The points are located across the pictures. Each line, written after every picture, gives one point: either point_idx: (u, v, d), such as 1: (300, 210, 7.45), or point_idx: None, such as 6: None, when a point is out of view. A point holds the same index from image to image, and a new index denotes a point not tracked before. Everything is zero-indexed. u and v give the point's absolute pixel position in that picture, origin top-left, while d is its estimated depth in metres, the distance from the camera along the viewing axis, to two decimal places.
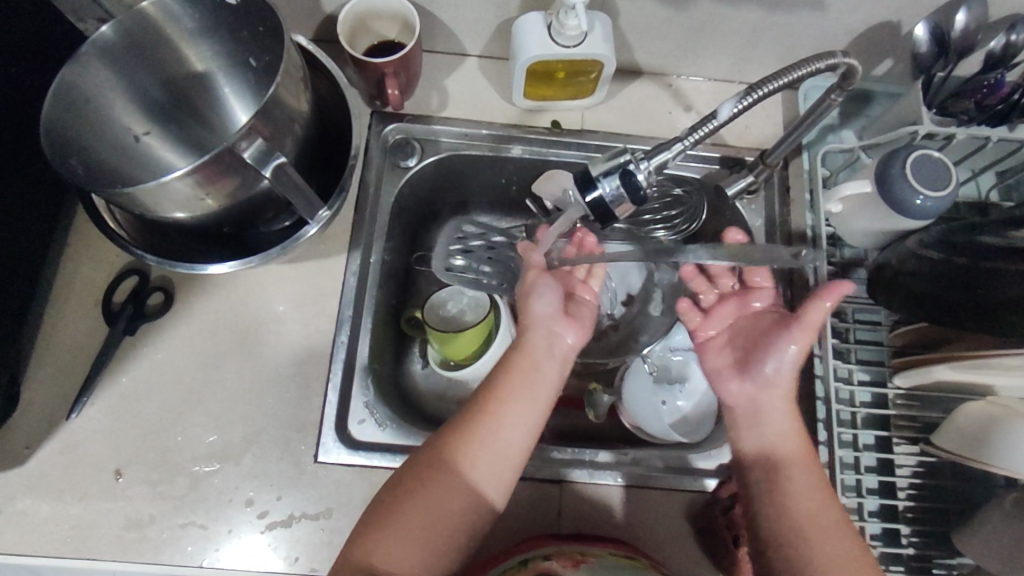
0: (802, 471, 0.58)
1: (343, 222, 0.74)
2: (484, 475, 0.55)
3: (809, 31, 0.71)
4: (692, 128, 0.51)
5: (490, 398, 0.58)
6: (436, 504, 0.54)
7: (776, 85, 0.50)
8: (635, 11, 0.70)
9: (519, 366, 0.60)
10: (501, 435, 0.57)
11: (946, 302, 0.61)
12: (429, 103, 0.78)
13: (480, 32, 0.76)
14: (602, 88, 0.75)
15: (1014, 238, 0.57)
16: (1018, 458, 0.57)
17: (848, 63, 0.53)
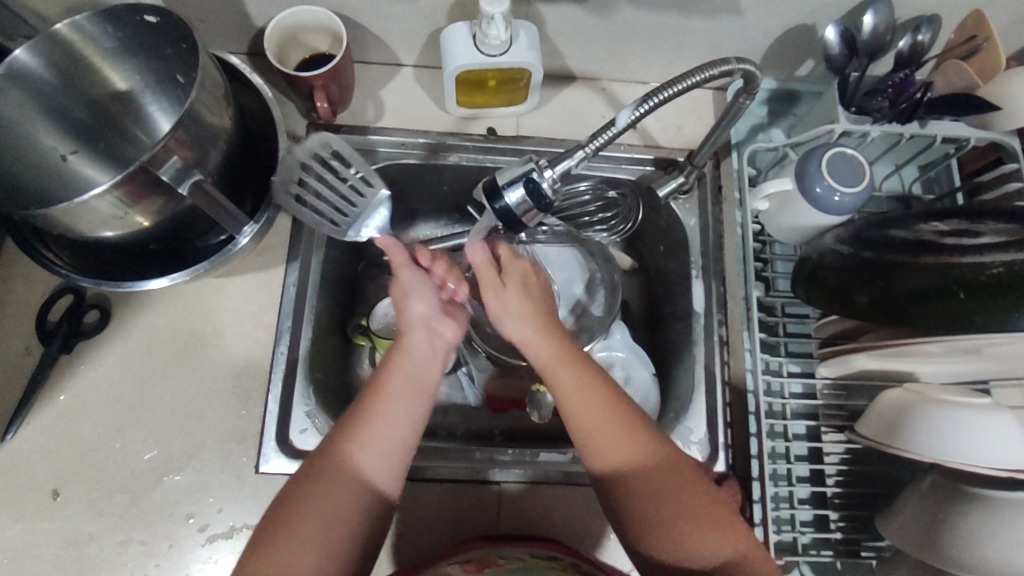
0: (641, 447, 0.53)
1: (281, 233, 0.75)
2: (380, 469, 0.52)
3: (730, 35, 0.74)
4: (592, 137, 0.52)
5: (379, 395, 0.54)
6: (326, 513, 0.50)
7: (672, 93, 0.52)
8: (560, 19, 0.72)
9: (408, 359, 0.56)
10: (381, 435, 0.52)
11: (856, 294, 0.62)
12: (365, 113, 0.79)
13: (412, 42, 0.77)
14: (533, 95, 0.77)
15: (920, 231, 0.61)
16: (928, 442, 0.59)
17: (747, 67, 0.54)
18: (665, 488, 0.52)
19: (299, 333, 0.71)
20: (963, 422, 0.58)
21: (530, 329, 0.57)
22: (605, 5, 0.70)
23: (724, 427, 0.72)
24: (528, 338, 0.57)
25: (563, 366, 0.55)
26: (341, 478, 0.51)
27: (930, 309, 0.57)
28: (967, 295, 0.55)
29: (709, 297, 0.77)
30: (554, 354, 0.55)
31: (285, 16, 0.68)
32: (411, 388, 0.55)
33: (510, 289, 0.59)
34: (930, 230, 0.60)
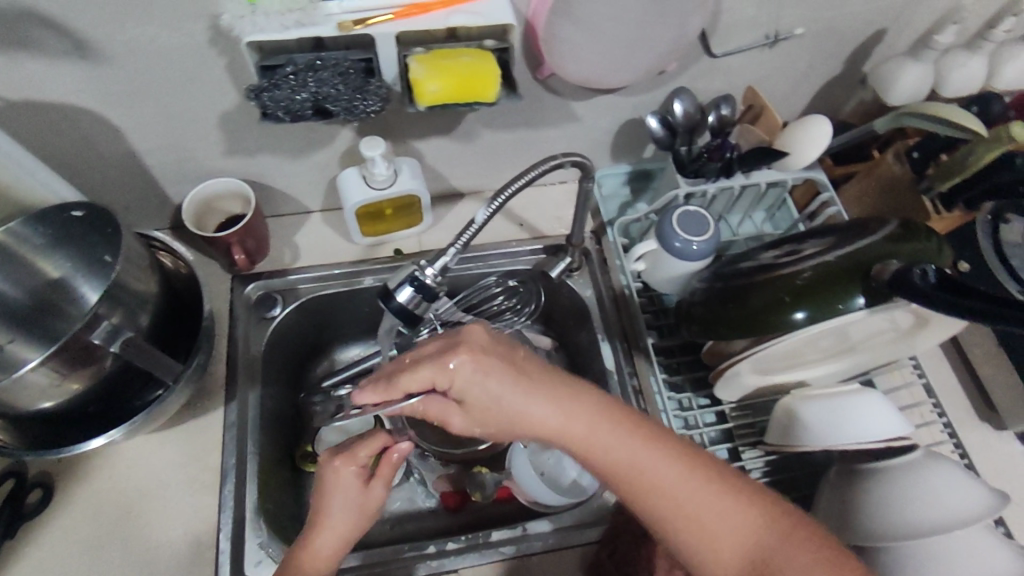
0: (733, 530, 0.53)
1: (216, 379, 0.80)
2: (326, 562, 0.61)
3: (578, 138, 0.89)
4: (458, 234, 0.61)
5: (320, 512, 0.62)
6: None
7: (516, 187, 0.62)
8: (435, 150, 0.86)
9: (322, 530, 0.62)
10: (327, 539, 0.61)
11: (724, 318, 0.69)
12: (283, 258, 0.89)
13: (315, 192, 0.89)
14: (427, 216, 0.89)
15: (762, 259, 0.73)
16: (818, 431, 0.67)
17: (574, 159, 0.66)
18: (766, 540, 0.53)
19: (244, 468, 0.75)
20: (841, 407, 0.67)
21: (591, 427, 0.56)
22: (468, 133, 0.84)
23: None
24: (596, 437, 0.56)
25: (642, 451, 0.55)
26: None
27: (802, 306, 0.64)
28: (821, 291, 0.63)
29: (617, 355, 0.85)
30: (630, 444, 0.56)
31: (197, 191, 0.79)
32: None
33: (538, 401, 0.57)
34: (768, 256, 0.73)
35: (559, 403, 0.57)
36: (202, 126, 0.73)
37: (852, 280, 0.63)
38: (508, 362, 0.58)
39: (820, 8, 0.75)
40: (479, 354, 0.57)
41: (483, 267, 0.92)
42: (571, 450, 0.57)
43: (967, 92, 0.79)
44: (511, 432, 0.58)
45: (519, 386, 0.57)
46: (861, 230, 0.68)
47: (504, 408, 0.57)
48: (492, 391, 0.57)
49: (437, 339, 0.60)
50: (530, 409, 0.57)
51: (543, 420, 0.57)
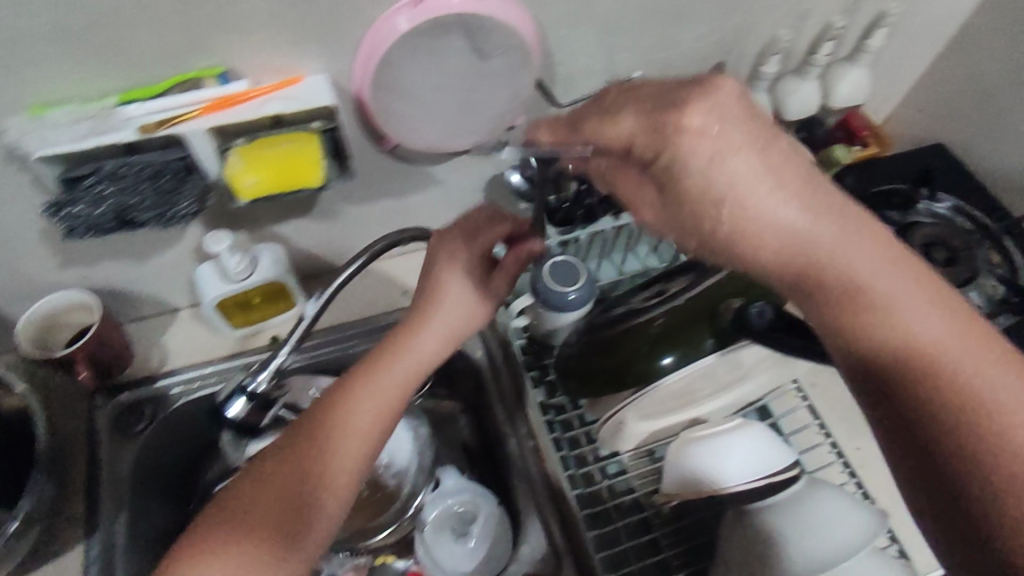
0: (981, 355, 0.47)
1: (76, 511, 0.73)
2: (366, 422, 0.66)
3: (448, 200, 0.88)
4: (292, 331, 0.70)
5: (378, 365, 0.68)
6: (292, 471, 0.63)
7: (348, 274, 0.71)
8: (298, 231, 0.83)
9: (395, 364, 0.68)
10: (398, 368, 0.68)
11: (597, 372, 0.68)
12: (149, 363, 0.84)
13: (178, 290, 0.84)
14: (300, 299, 0.85)
15: (631, 304, 0.71)
16: (719, 471, 0.65)
17: (412, 233, 0.74)
18: (968, 384, 0.46)
19: None
20: (731, 443, 0.66)
21: (841, 234, 0.47)
22: (329, 211, 0.81)
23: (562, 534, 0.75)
24: (850, 249, 0.47)
25: (899, 277, 0.48)
26: (293, 485, 0.62)
27: (669, 351, 0.64)
28: (682, 333, 0.64)
29: (512, 417, 0.82)
30: (890, 273, 0.48)
31: (35, 309, 0.74)
32: (367, 422, 0.66)
33: (797, 205, 0.46)
34: (635, 301, 0.72)
35: (813, 216, 0.47)
36: (25, 244, 0.69)
37: (705, 321, 0.64)
38: (817, 191, 0.47)
39: (654, 50, 0.76)
40: (728, 117, 0.44)
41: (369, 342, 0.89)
42: (834, 287, 0.48)
43: (806, 113, 0.85)
44: (731, 255, 0.48)
45: (782, 180, 0.45)
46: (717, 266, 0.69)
47: (745, 201, 0.45)
48: (760, 183, 0.45)
49: (631, 113, 0.46)
50: (786, 184, 0.46)
51: (773, 232, 0.46)
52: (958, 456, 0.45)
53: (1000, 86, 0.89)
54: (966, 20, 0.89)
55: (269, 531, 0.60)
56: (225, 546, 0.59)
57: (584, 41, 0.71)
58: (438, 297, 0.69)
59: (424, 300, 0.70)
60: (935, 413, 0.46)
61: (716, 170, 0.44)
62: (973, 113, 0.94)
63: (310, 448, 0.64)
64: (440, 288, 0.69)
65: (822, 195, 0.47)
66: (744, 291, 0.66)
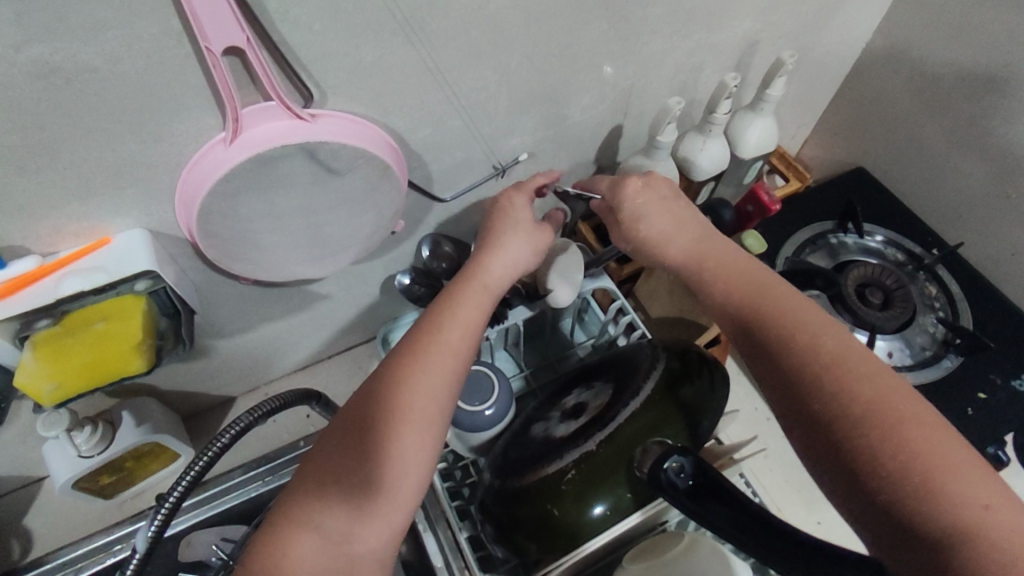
0: (814, 339, 0.48)
1: None
2: (423, 393, 0.50)
3: (340, 312, 0.78)
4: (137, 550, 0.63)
5: (457, 290, 0.57)
6: (366, 447, 0.48)
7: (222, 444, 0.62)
8: (167, 377, 0.72)
9: (438, 333, 0.54)
10: (460, 317, 0.55)
11: (520, 522, 0.57)
12: (10, 555, 0.71)
13: (33, 465, 0.72)
14: (183, 450, 0.74)
15: (550, 428, 0.63)
16: None
17: (317, 399, 0.69)
18: (835, 357, 0.47)
19: None
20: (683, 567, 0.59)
21: (704, 243, 0.58)
22: (199, 352, 0.71)
23: None
24: (708, 249, 0.57)
25: (757, 273, 0.55)
26: (416, 422, 0.50)
27: (597, 497, 0.56)
28: (603, 477, 0.56)
29: (443, 548, 0.70)
30: (750, 270, 0.55)
31: None
32: (436, 372, 0.52)
33: (670, 217, 0.60)
34: (555, 424, 0.63)
35: (688, 233, 0.59)
36: None
37: (624, 464, 0.57)
38: (690, 216, 0.60)
39: (537, 129, 0.68)
40: (642, 177, 0.61)
41: (272, 482, 0.78)
42: (694, 279, 0.57)
43: (721, 168, 0.76)
44: (642, 257, 0.61)
45: (669, 209, 0.60)
46: (635, 375, 0.61)
47: (641, 223, 0.60)
48: (645, 207, 0.60)
49: (610, 177, 0.64)
50: (663, 220, 0.59)
51: (665, 236, 0.59)
52: (850, 436, 0.44)
53: (906, 108, 0.85)
54: (863, 44, 0.85)
55: (310, 543, 0.45)
56: (322, 495, 0.47)
57: (453, 136, 0.62)
58: (504, 241, 0.60)
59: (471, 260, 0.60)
60: (840, 398, 0.45)
61: (636, 196, 0.60)
62: (883, 135, 0.91)
63: (353, 452, 0.48)
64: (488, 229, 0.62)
65: (697, 220, 0.60)
66: (668, 409, 0.58)
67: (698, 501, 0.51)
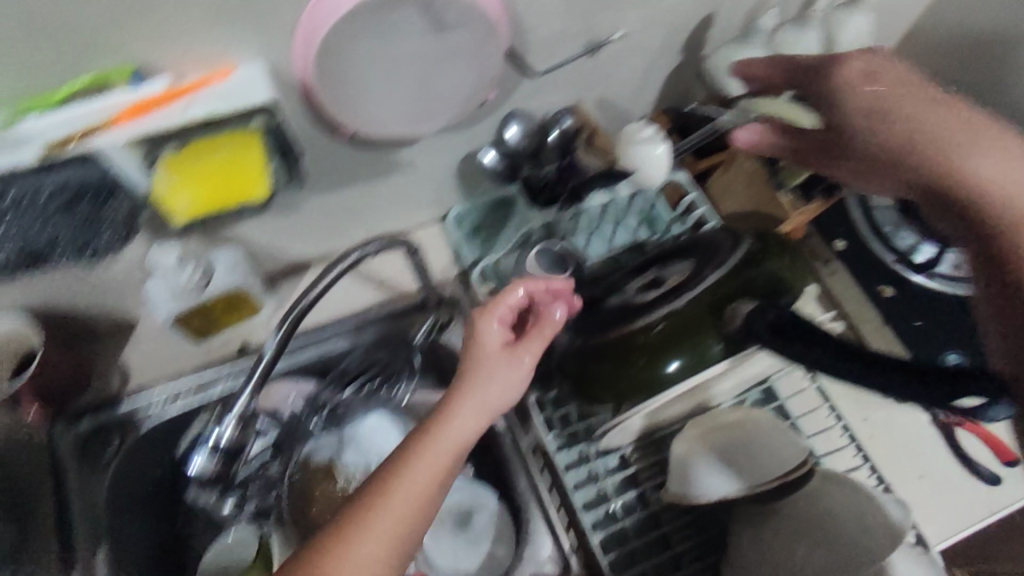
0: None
1: (47, 549, 0.70)
2: (431, 462, 0.53)
3: (419, 183, 0.80)
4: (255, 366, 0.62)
5: (482, 349, 0.60)
6: (379, 530, 0.49)
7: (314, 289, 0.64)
8: (255, 230, 0.75)
9: (466, 399, 0.57)
10: (491, 378, 0.58)
11: (596, 375, 0.65)
12: (112, 384, 0.78)
13: (131, 304, 0.77)
14: (266, 302, 0.79)
15: (623, 296, 0.69)
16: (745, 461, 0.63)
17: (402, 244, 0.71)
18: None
19: None
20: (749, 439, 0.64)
21: (908, 109, 0.59)
22: (288, 208, 0.74)
23: (566, 530, 0.73)
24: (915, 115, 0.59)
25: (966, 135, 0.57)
26: (428, 494, 0.52)
27: (676, 354, 0.64)
28: (686, 336, 0.64)
29: (507, 414, 0.78)
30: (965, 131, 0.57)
31: None
32: (467, 427, 0.56)
33: (878, 84, 0.60)
34: (631, 294, 0.69)
35: (891, 96, 0.59)
36: None
37: (706, 325, 0.65)
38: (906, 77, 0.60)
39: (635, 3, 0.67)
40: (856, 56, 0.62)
41: (348, 342, 0.82)
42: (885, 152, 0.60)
43: None
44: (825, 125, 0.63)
45: (868, 82, 0.60)
46: (717, 253, 0.68)
47: (848, 88, 0.61)
48: (837, 82, 0.61)
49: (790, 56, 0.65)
50: (855, 96, 0.60)
51: (853, 108, 0.61)
52: None
53: None
54: (917, 6, 0.97)
55: None
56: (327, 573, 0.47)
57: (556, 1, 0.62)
58: (477, 378, 0.58)
59: (467, 325, 0.62)
60: None
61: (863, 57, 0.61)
62: (968, 56, 0.97)
63: (355, 512, 0.50)
64: (511, 290, 0.62)
65: (898, 86, 0.60)
66: (739, 286, 0.66)
67: (780, 333, 0.61)
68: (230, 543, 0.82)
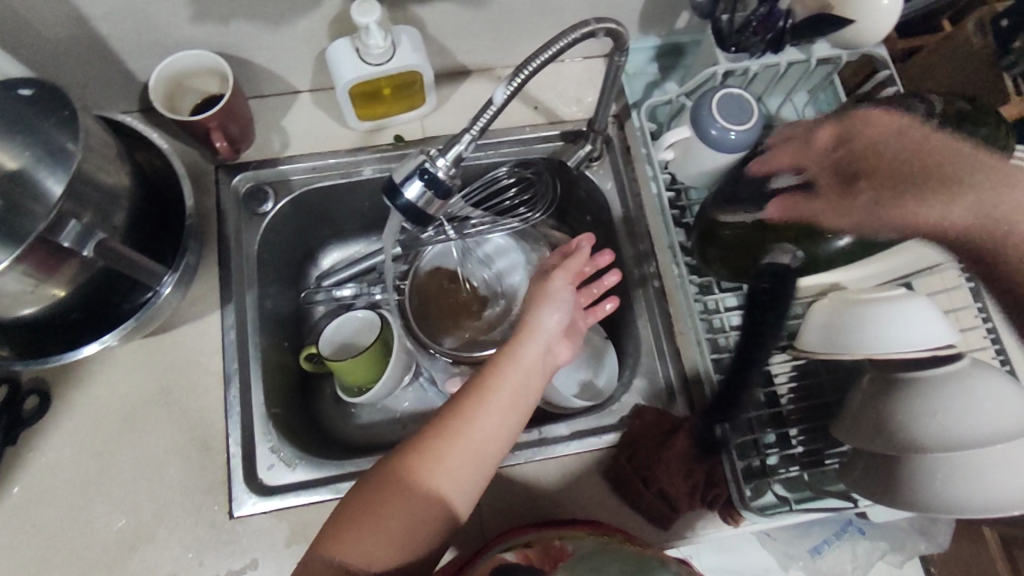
0: None
1: (209, 278, 0.75)
2: (468, 462, 0.56)
3: (607, 2, 0.76)
4: (475, 118, 0.51)
5: (495, 381, 0.59)
6: (408, 511, 0.55)
7: (542, 61, 0.52)
8: (439, 16, 0.73)
9: (485, 413, 0.57)
10: (487, 416, 0.57)
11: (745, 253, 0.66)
12: (271, 146, 0.80)
13: (302, 69, 0.77)
14: (430, 96, 0.78)
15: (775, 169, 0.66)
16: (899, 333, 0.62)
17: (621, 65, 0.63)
18: None
19: (248, 373, 0.72)
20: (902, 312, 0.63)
21: None
22: None
23: (677, 371, 0.76)
24: None
25: None
26: (416, 505, 0.55)
27: None
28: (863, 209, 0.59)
29: (638, 255, 0.81)
30: None
31: (165, 66, 0.69)
32: (462, 468, 0.56)
33: None
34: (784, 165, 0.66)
35: None
36: None
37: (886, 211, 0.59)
38: None
39: None
40: None
41: (495, 157, 0.83)
42: None
43: None
44: None
45: None
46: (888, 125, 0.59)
47: None
48: None
49: None
50: None
51: None
52: None
53: None
54: None
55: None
56: (407, 507, 0.55)
57: None
58: (506, 369, 0.59)
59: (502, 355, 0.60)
60: None
61: None
62: None
63: (453, 421, 0.57)
64: (552, 296, 0.64)
65: None
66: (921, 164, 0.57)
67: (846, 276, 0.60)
68: (355, 320, 0.84)
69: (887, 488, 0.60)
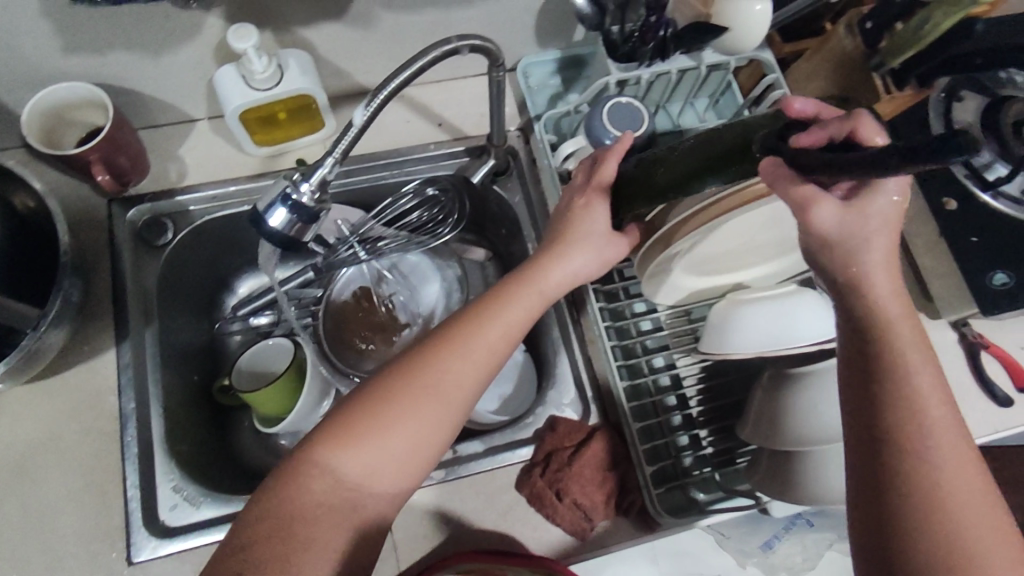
0: None
1: (103, 316, 0.72)
2: (470, 374, 0.56)
3: (500, 18, 0.77)
4: (336, 141, 0.52)
5: (506, 296, 0.59)
6: (411, 419, 0.54)
7: (401, 82, 0.52)
8: (329, 39, 0.73)
9: (490, 329, 0.58)
10: (495, 330, 0.58)
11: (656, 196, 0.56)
12: (168, 176, 0.78)
13: (194, 97, 0.76)
14: (329, 118, 0.78)
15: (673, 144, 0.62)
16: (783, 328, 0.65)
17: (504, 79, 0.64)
18: None
19: (147, 411, 0.70)
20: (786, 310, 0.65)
21: None
22: (365, 19, 0.71)
23: (591, 380, 0.76)
24: None
25: None
26: (422, 413, 0.54)
27: None
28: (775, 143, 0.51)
29: None
30: None
31: (39, 100, 0.67)
32: (464, 376, 0.56)
33: None
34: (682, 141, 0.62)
35: None
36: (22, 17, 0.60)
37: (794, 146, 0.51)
38: None
39: None
40: None
41: (401, 176, 0.83)
42: None
43: None
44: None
45: None
46: None
47: None
48: None
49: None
50: None
51: None
52: None
53: None
54: None
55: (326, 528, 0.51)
56: (404, 416, 0.54)
57: None
58: (519, 284, 0.60)
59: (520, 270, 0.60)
60: None
61: None
62: None
63: (459, 333, 0.57)
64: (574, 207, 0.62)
65: None
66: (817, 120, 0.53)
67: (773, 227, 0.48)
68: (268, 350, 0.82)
69: (787, 486, 0.61)
